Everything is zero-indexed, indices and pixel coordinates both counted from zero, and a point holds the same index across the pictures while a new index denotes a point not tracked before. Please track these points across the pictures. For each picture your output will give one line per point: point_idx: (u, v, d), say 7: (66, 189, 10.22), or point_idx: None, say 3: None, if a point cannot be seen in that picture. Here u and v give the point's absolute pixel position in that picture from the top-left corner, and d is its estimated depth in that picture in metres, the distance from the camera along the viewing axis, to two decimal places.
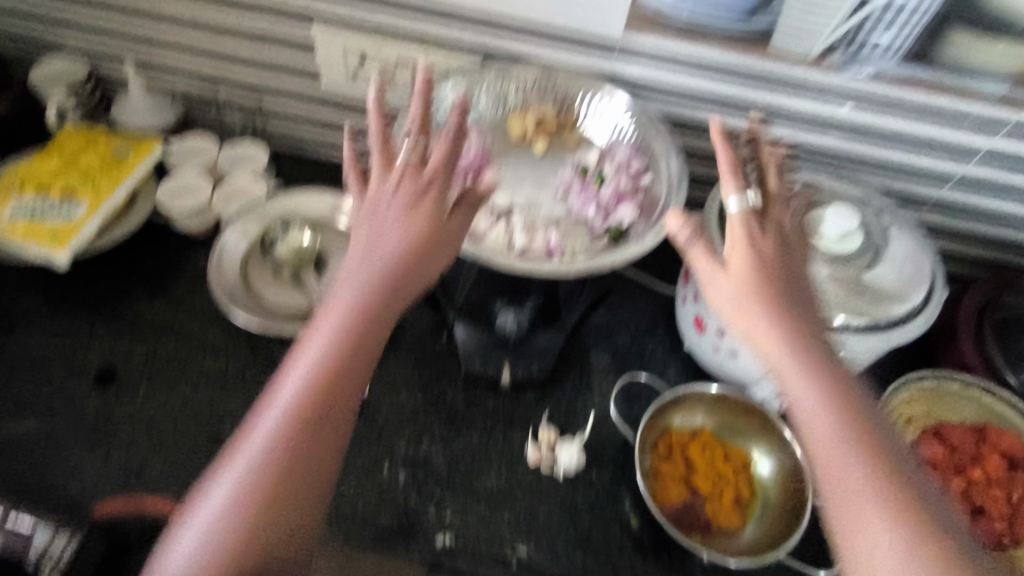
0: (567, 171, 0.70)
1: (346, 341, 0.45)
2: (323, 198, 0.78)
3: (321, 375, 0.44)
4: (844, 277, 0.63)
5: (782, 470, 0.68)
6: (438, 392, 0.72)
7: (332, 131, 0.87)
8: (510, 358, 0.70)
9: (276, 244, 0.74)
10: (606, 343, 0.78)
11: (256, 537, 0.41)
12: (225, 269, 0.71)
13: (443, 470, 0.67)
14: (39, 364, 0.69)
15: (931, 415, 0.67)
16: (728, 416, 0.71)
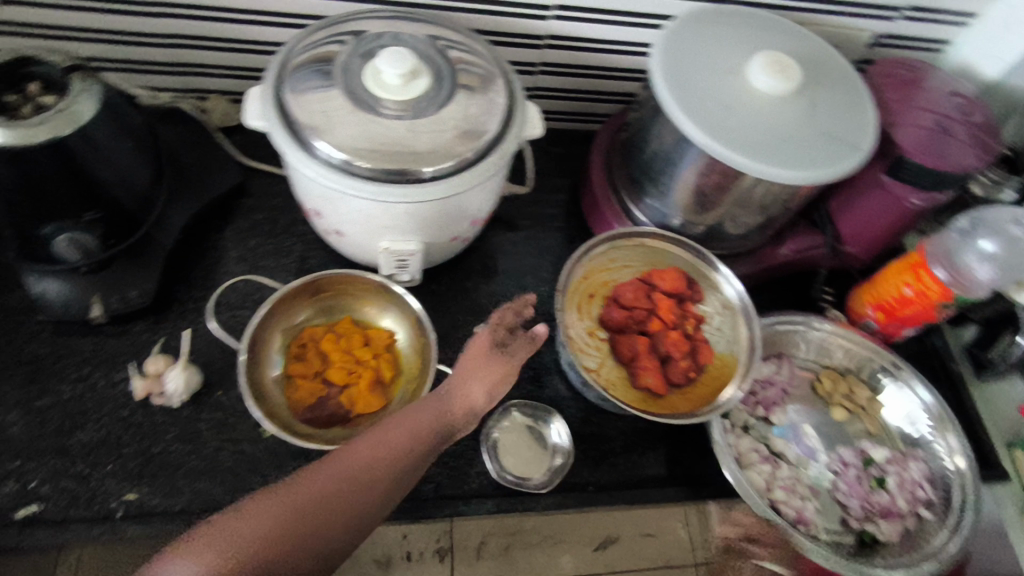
0: (850, 453, 0.68)
1: (389, 464, 0.48)
2: None
3: (379, 465, 0.48)
4: (414, 133, 0.57)
5: (414, 332, 0.67)
6: (19, 347, 0.62)
7: None
8: (97, 290, 0.62)
9: None
10: (238, 250, 0.71)
11: (288, 531, 0.43)
12: None
13: (25, 435, 0.58)
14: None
15: (612, 283, 0.66)
16: (344, 296, 0.68)
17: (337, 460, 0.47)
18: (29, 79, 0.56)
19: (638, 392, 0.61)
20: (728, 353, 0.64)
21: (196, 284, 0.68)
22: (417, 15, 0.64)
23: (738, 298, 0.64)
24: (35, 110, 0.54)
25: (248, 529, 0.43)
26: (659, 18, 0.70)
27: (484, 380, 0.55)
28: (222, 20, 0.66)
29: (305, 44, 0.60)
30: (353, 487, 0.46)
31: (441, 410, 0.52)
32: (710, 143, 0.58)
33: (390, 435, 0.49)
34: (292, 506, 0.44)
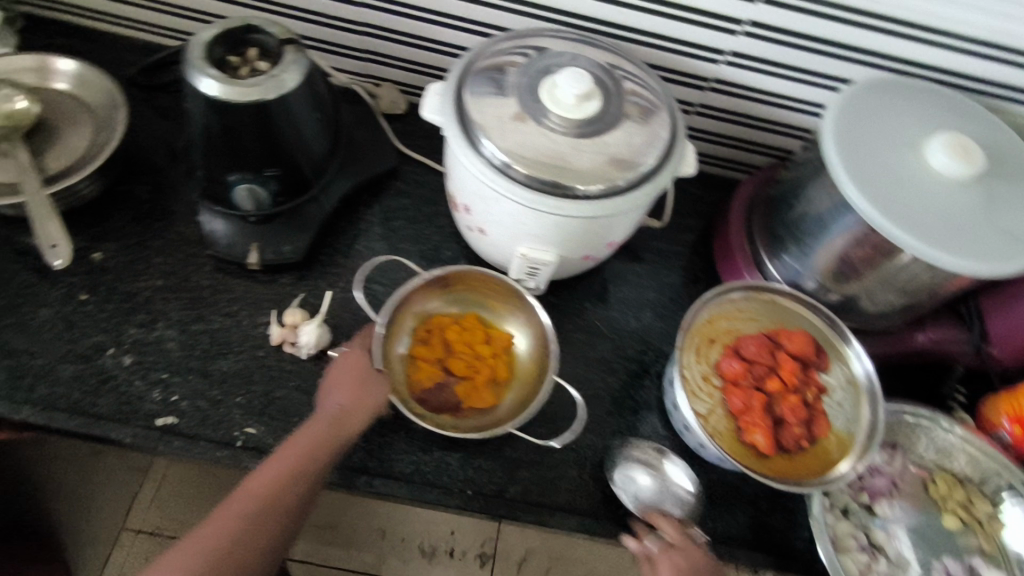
0: (958, 567, 0.63)
1: (285, 477, 0.52)
2: (43, 61, 0.68)
3: (270, 482, 0.52)
4: (578, 151, 0.60)
5: (537, 341, 0.69)
6: (183, 276, 0.69)
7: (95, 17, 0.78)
8: (258, 239, 0.68)
9: None
10: (381, 228, 0.76)
11: (252, 524, 0.50)
12: None
13: (175, 352, 0.65)
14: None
15: (734, 332, 0.65)
16: (478, 294, 0.71)
17: (280, 455, 0.54)
18: (249, 44, 0.62)
19: (743, 447, 0.59)
20: (846, 430, 0.61)
21: (340, 252, 0.73)
22: (596, 40, 0.66)
23: (864, 378, 0.62)
24: (250, 73, 0.60)
25: (206, 537, 0.49)
26: (834, 80, 0.69)
27: (347, 395, 0.58)
28: (416, 18, 0.71)
29: (490, 50, 0.64)
30: (276, 487, 0.52)
31: (338, 423, 0.56)
32: (872, 214, 0.57)
33: (286, 448, 0.54)
34: (249, 506, 0.51)
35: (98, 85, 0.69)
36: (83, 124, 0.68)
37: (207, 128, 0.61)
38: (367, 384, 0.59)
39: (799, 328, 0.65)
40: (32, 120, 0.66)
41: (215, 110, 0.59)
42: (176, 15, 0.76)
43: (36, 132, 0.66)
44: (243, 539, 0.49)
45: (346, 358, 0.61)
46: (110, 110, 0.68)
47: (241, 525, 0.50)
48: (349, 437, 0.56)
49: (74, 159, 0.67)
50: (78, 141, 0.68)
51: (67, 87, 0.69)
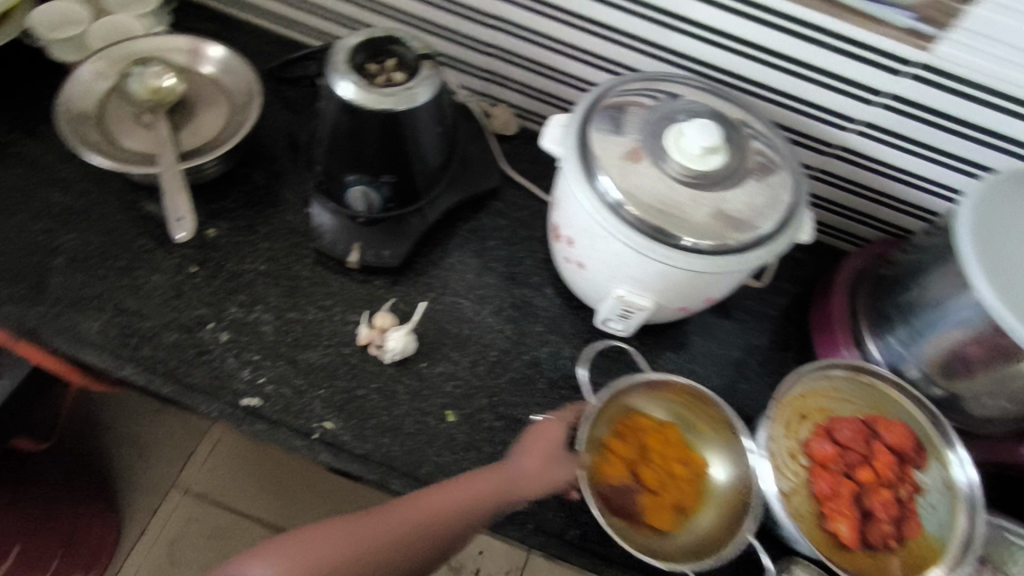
0: None
1: (456, 513, 0.53)
2: (193, 44, 0.73)
3: (441, 508, 0.53)
4: (695, 205, 0.59)
5: (740, 483, 0.61)
6: (285, 264, 0.71)
7: (242, 7, 0.83)
8: (362, 240, 0.70)
9: (128, 80, 0.68)
10: (476, 245, 0.77)
11: (410, 539, 0.51)
12: (77, 102, 0.68)
13: (268, 336, 0.66)
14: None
15: (828, 412, 0.62)
16: (692, 410, 0.65)
17: (461, 485, 0.55)
18: (388, 54, 0.63)
19: (823, 534, 0.57)
20: (937, 536, 0.57)
21: (435, 263, 0.74)
22: (724, 91, 0.65)
23: (966, 487, 0.57)
24: (385, 83, 0.62)
25: (372, 526, 0.51)
26: (972, 166, 0.66)
27: (541, 463, 0.58)
28: (549, 48, 0.72)
29: (618, 89, 0.64)
30: (444, 517, 0.53)
31: (521, 483, 0.56)
32: (1003, 316, 0.53)
33: (469, 484, 0.55)
34: (414, 520, 0.52)
35: (238, 74, 0.72)
36: (220, 108, 0.72)
37: (335, 129, 0.64)
38: (560, 461, 0.58)
39: (900, 421, 0.61)
40: (177, 98, 0.70)
41: (347, 112, 0.61)
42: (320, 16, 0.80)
43: (178, 110, 0.70)
44: (397, 552, 0.51)
45: (552, 424, 0.61)
46: (246, 97, 0.72)
47: (402, 532, 0.51)
48: (517, 502, 0.56)
49: (208, 139, 0.70)
50: (214, 123, 0.71)
51: (212, 72, 0.73)
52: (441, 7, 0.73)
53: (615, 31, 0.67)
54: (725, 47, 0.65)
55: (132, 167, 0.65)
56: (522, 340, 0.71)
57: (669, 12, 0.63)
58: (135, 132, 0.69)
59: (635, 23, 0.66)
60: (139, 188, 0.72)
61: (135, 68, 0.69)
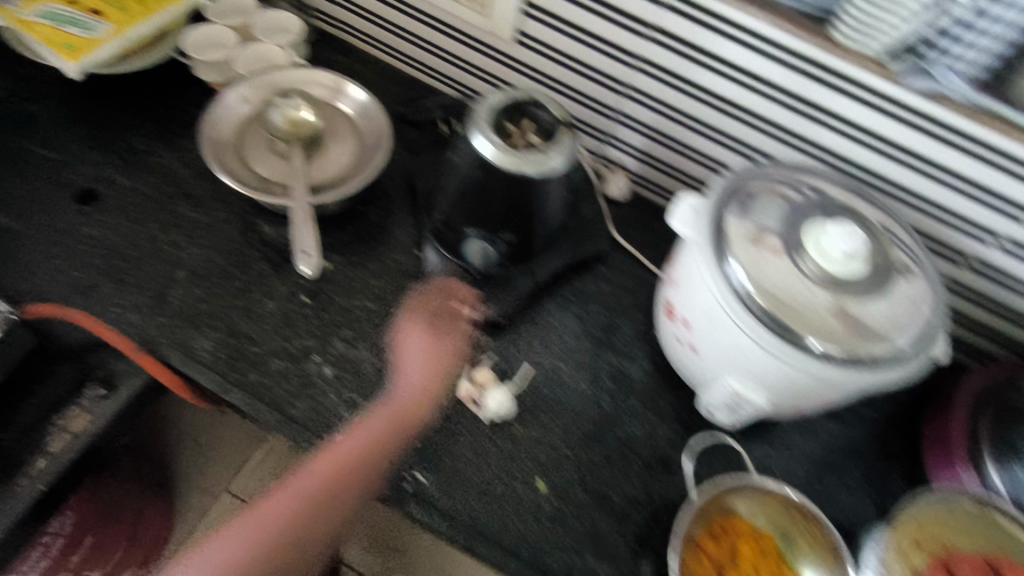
0: None
1: (372, 453, 0.58)
2: (334, 80, 0.75)
3: (349, 450, 0.58)
4: (827, 307, 0.56)
5: None
6: (392, 305, 0.71)
7: (377, 48, 0.86)
8: (471, 293, 0.70)
9: (272, 110, 0.71)
10: (578, 308, 0.76)
11: (337, 491, 0.56)
12: (221, 124, 0.70)
13: (370, 377, 0.67)
14: (11, 177, 0.71)
15: (945, 545, 0.58)
16: (797, 527, 0.62)
17: (354, 435, 0.59)
18: (525, 115, 0.64)
19: None
20: None
21: (537, 322, 0.74)
22: (858, 189, 0.64)
23: None
24: (524, 146, 0.62)
25: (308, 487, 0.56)
26: None
27: (427, 370, 0.63)
28: (679, 123, 0.73)
29: (756, 177, 0.64)
30: (352, 455, 0.58)
31: (411, 416, 0.62)
32: None
33: (366, 428, 0.59)
34: (344, 471, 0.57)
35: (368, 112, 0.74)
36: (348, 143, 0.73)
37: (468, 184, 0.64)
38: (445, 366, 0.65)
39: None
40: (311, 131, 0.72)
41: (484, 168, 0.62)
42: (452, 64, 0.82)
43: (310, 142, 0.72)
44: (337, 503, 0.56)
45: (435, 318, 0.67)
46: (374, 136, 0.73)
47: (344, 489, 0.56)
48: (412, 431, 0.61)
49: (335, 174, 0.72)
50: (341, 158, 0.73)
51: (342, 106, 0.75)
52: (579, 70, 0.74)
53: (755, 116, 0.67)
54: (868, 142, 0.63)
55: (265, 197, 0.67)
56: (618, 414, 0.69)
57: (816, 105, 0.63)
58: (269, 162, 0.70)
59: (778, 112, 0.65)
60: (261, 211, 0.74)
61: (277, 99, 0.72)
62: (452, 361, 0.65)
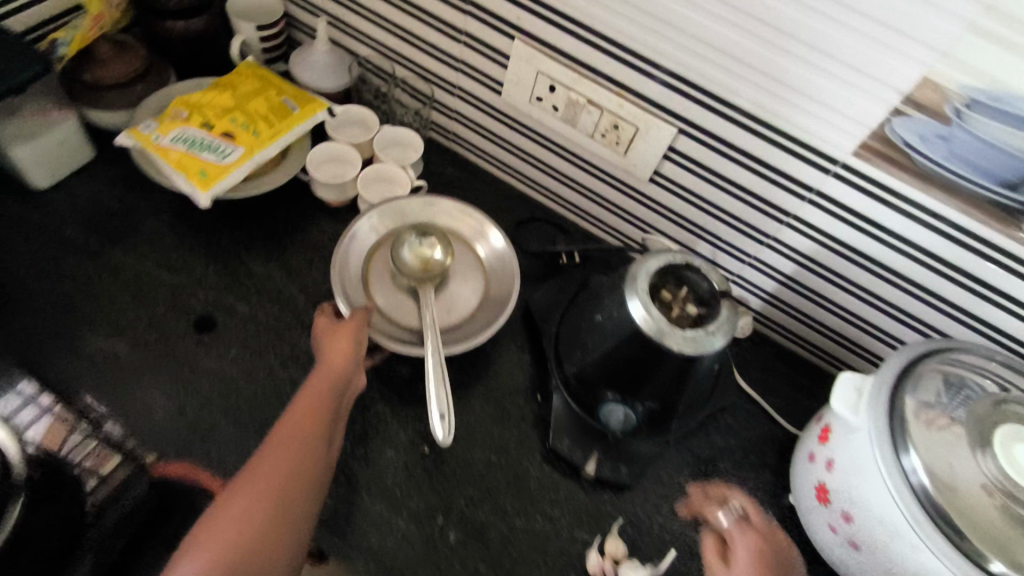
0: None
1: (311, 420, 0.55)
2: (464, 213, 0.73)
3: (301, 419, 0.54)
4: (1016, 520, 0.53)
5: None
6: (514, 458, 0.68)
7: (496, 167, 0.85)
8: (601, 451, 0.66)
9: (402, 247, 0.67)
10: (704, 464, 0.72)
11: (294, 443, 0.53)
12: (352, 260, 0.69)
13: (496, 543, 0.63)
14: (131, 303, 0.67)
15: None
16: None
17: (297, 402, 0.56)
18: (681, 282, 0.62)
19: None
20: None
21: (663, 480, 0.70)
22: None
23: None
24: (680, 317, 0.60)
25: (248, 483, 0.49)
26: None
27: (344, 350, 0.60)
28: (818, 275, 0.71)
29: (925, 364, 0.61)
30: (302, 427, 0.54)
31: (337, 378, 0.59)
32: None
33: (303, 397, 0.56)
34: (290, 438, 0.53)
35: (496, 251, 0.72)
36: (474, 282, 0.72)
37: (619, 351, 0.61)
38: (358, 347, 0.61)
39: None
40: (441, 270, 0.69)
41: (640, 340, 0.59)
42: (575, 190, 0.81)
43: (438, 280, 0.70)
44: (306, 469, 0.52)
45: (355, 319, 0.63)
46: (502, 277, 0.72)
47: (275, 460, 0.51)
48: (346, 391, 0.59)
49: (462, 317, 0.69)
50: (467, 299, 0.70)
51: (469, 240, 0.73)
52: (715, 214, 0.73)
53: (907, 282, 0.65)
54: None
55: (396, 345, 0.64)
56: None
57: (988, 283, 0.61)
58: (396, 301, 0.69)
59: (941, 283, 0.63)
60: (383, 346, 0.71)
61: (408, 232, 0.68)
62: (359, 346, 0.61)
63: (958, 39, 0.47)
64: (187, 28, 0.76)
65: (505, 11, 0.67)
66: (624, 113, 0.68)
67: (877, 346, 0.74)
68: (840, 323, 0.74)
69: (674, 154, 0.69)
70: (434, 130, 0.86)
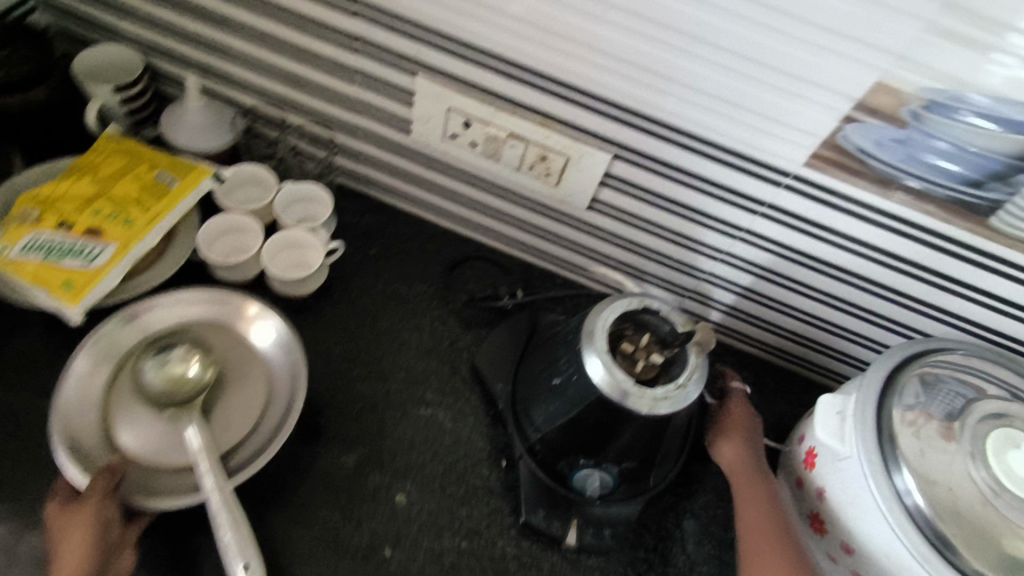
0: None
1: None
2: (222, 296, 0.59)
3: None
4: None
5: None
6: (487, 539, 0.61)
7: (418, 207, 0.77)
8: (580, 517, 0.60)
9: (143, 374, 0.54)
10: (690, 502, 0.66)
11: None
12: (80, 409, 0.53)
13: None
14: (13, 445, 0.57)
15: None
16: None
17: None
18: (639, 326, 0.56)
19: None
20: None
21: (652, 530, 0.64)
22: (1005, 357, 0.59)
23: None
24: (645, 370, 0.54)
25: None
26: None
27: (81, 544, 0.46)
28: (777, 285, 0.66)
29: (910, 367, 0.57)
30: None
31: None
32: None
33: None
34: None
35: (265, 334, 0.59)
36: (253, 388, 0.58)
37: (585, 416, 0.54)
38: (103, 533, 0.47)
39: None
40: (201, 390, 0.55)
41: (603, 406, 0.53)
42: (509, 224, 0.73)
43: (201, 403, 0.55)
44: None
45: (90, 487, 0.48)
46: (288, 375, 0.58)
47: None
48: None
49: (245, 435, 0.56)
50: (246, 411, 0.57)
51: (232, 328, 0.59)
52: (662, 236, 0.67)
53: (872, 284, 0.61)
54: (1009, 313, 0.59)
55: (158, 500, 0.50)
56: None
57: (960, 280, 0.57)
58: (152, 440, 0.53)
59: (908, 283, 0.60)
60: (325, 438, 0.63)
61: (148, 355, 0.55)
62: (102, 532, 0.47)
63: (911, 37, 0.42)
64: (27, 103, 0.64)
65: (402, 46, 0.58)
66: (550, 144, 0.60)
67: (847, 345, 0.70)
68: (804, 327, 0.70)
69: (610, 179, 0.62)
70: (342, 175, 0.77)
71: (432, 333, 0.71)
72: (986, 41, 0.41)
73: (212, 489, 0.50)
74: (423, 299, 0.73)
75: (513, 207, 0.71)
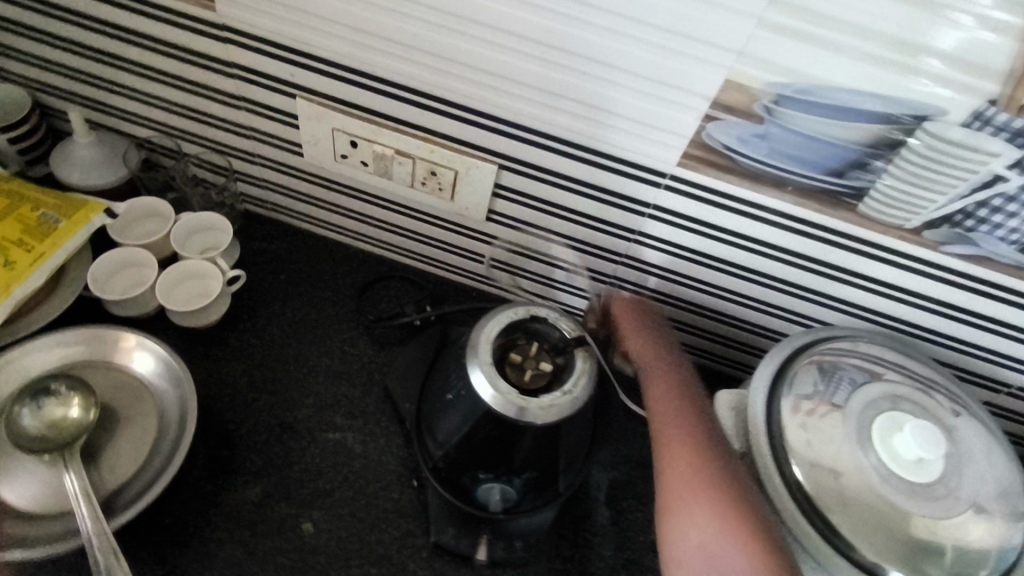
0: None
1: None
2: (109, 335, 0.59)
3: None
4: (926, 513, 0.51)
5: None
6: (398, 561, 0.60)
7: (326, 229, 0.76)
8: (490, 532, 0.60)
9: (19, 421, 0.53)
10: (608, 508, 0.66)
11: None
12: None
13: None
14: None
15: None
16: None
17: None
18: (530, 337, 0.56)
19: None
20: None
21: (568, 539, 0.63)
22: (897, 341, 0.60)
23: None
24: (535, 381, 0.54)
25: None
26: None
27: None
28: (679, 285, 0.67)
29: (802, 356, 0.57)
30: None
31: None
32: None
33: None
34: None
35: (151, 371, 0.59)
36: (143, 425, 0.57)
37: (478, 431, 0.53)
38: None
39: None
40: (84, 431, 0.54)
41: (493, 420, 0.52)
42: (415, 240, 0.73)
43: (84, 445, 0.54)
44: None
45: None
46: (179, 408, 0.58)
47: None
48: None
49: (131, 475, 0.55)
50: (135, 449, 0.56)
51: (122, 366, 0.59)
52: (562, 242, 0.67)
53: (766, 277, 0.62)
54: (899, 298, 0.59)
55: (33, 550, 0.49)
56: None
57: (845, 269, 0.58)
58: (35, 488, 0.53)
59: (799, 274, 0.60)
60: (230, 473, 0.62)
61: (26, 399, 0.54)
62: None
63: (749, 36, 0.43)
64: None
65: (279, 71, 0.58)
66: (436, 159, 0.60)
67: (757, 339, 0.71)
68: (713, 324, 0.70)
69: (501, 190, 0.62)
70: (248, 201, 0.77)
71: (342, 357, 0.70)
72: (816, 36, 0.42)
73: (94, 532, 0.49)
74: (333, 322, 0.72)
75: (417, 223, 0.70)
